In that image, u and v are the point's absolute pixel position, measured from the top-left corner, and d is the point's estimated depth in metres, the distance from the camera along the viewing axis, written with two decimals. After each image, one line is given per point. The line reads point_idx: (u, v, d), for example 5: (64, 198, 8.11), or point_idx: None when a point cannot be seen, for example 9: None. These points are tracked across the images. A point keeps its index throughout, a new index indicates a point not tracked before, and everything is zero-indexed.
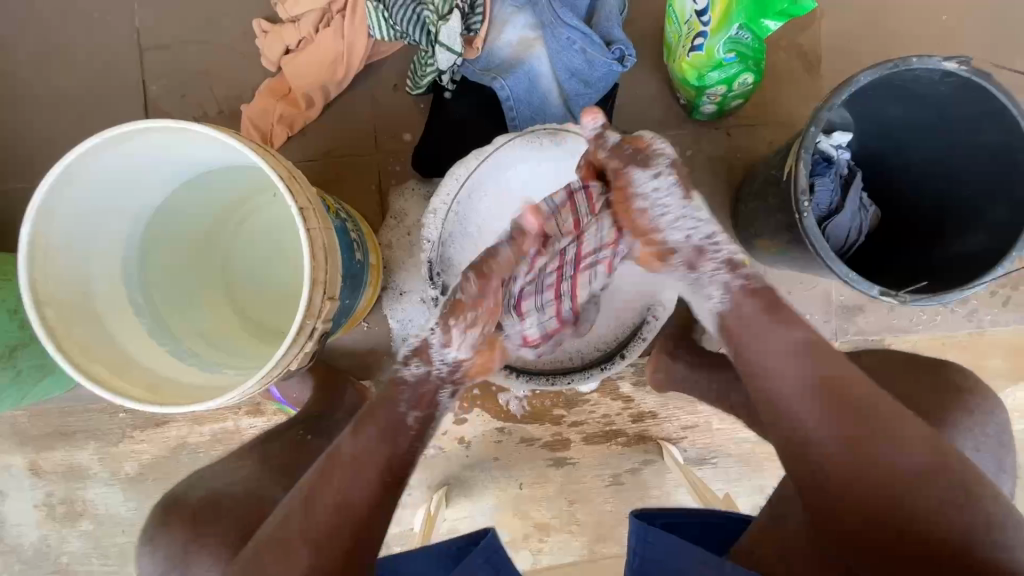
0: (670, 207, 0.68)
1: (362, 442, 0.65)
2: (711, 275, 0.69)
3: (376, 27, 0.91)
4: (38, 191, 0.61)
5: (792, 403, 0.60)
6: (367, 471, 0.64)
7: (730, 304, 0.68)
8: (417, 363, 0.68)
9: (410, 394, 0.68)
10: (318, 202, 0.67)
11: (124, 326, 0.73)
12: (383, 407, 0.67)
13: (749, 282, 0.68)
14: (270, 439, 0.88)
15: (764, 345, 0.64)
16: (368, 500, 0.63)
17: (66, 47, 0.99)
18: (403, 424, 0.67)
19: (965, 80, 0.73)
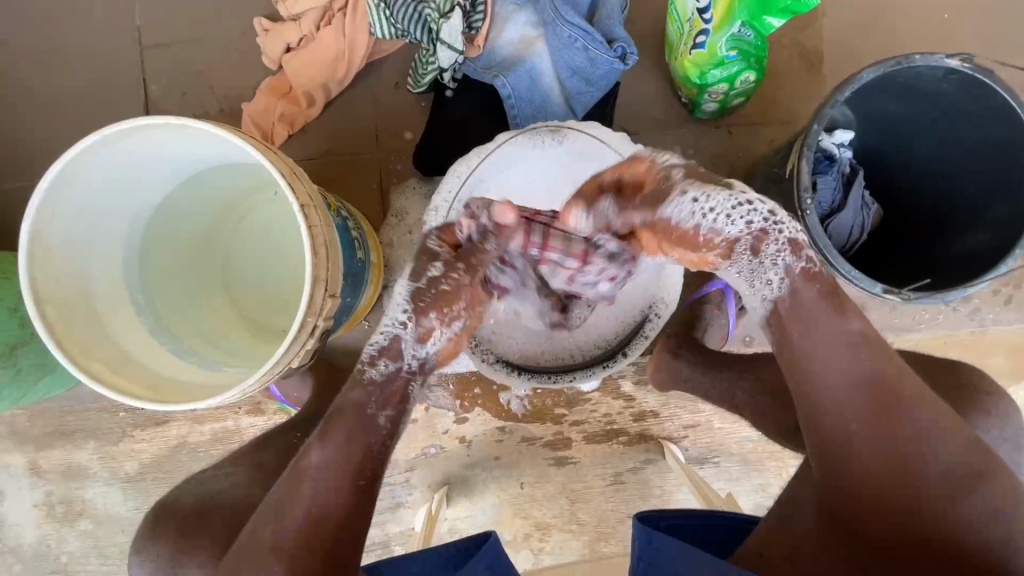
0: (719, 210, 0.65)
1: (331, 446, 0.65)
2: (775, 258, 0.65)
3: (376, 25, 0.90)
4: (37, 190, 0.61)
5: (841, 395, 0.61)
6: (333, 475, 0.64)
7: (789, 290, 0.65)
8: (384, 363, 0.67)
9: (378, 393, 0.67)
10: (319, 199, 0.66)
11: (124, 325, 0.72)
12: (352, 409, 0.66)
13: (811, 265, 0.65)
14: (271, 439, 0.88)
15: (813, 342, 0.63)
16: (341, 504, 0.64)
17: (66, 46, 0.99)
18: (372, 425, 0.66)
19: (967, 77, 0.73)
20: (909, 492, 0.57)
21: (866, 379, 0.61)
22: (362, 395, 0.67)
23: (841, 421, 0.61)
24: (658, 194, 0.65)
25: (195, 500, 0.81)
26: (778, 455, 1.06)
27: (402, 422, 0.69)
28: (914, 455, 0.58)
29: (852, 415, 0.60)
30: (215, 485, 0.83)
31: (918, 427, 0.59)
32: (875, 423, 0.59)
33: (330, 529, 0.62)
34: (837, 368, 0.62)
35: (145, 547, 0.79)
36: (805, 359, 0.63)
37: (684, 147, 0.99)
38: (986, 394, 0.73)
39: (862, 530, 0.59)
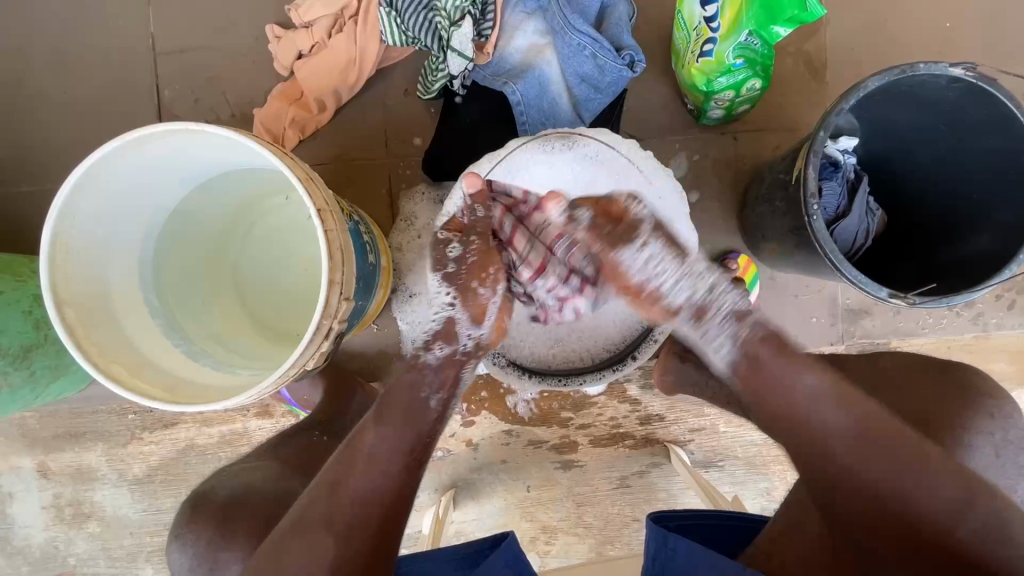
0: (671, 273, 0.74)
1: (387, 430, 0.68)
2: (718, 327, 0.72)
3: (387, 34, 0.93)
4: (59, 193, 0.62)
5: (818, 432, 0.63)
6: (385, 457, 0.66)
7: (742, 354, 0.71)
8: (440, 346, 0.75)
9: (433, 377, 0.73)
10: (334, 204, 0.67)
11: (141, 327, 0.73)
12: (404, 393, 0.71)
13: (757, 331, 0.71)
14: (288, 438, 0.90)
15: (774, 391, 0.67)
16: (390, 487, 0.65)
17: (81, 52, 1.00)
18: (424, 406, 0.71)
19: (972, 85, 0.74)
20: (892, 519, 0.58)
21: (847, 424, 0.62)
22: (416, 375, 0.73)
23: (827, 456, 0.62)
24: (625, 235, 0.75)
25: (226, 493, 0.80)
26: (783, 459, 1.07)
27: (452, 403, 0.74)
28: (901, 489, 0.58)
29: (833, 449, 0.62)
30: (243, 478, 0.82)
31: (898, 466, 0.59)
32: (854, 458, 0.61)
33: (377, 513, 0.63)
34: (814, 415, 0.64)
35: (183, 534, 0.77)
36: (773, 403, 0.67)
37: (689, 153, 1.01)
38: (992, 398, 0.73)
39: (851, 534, 0.61)
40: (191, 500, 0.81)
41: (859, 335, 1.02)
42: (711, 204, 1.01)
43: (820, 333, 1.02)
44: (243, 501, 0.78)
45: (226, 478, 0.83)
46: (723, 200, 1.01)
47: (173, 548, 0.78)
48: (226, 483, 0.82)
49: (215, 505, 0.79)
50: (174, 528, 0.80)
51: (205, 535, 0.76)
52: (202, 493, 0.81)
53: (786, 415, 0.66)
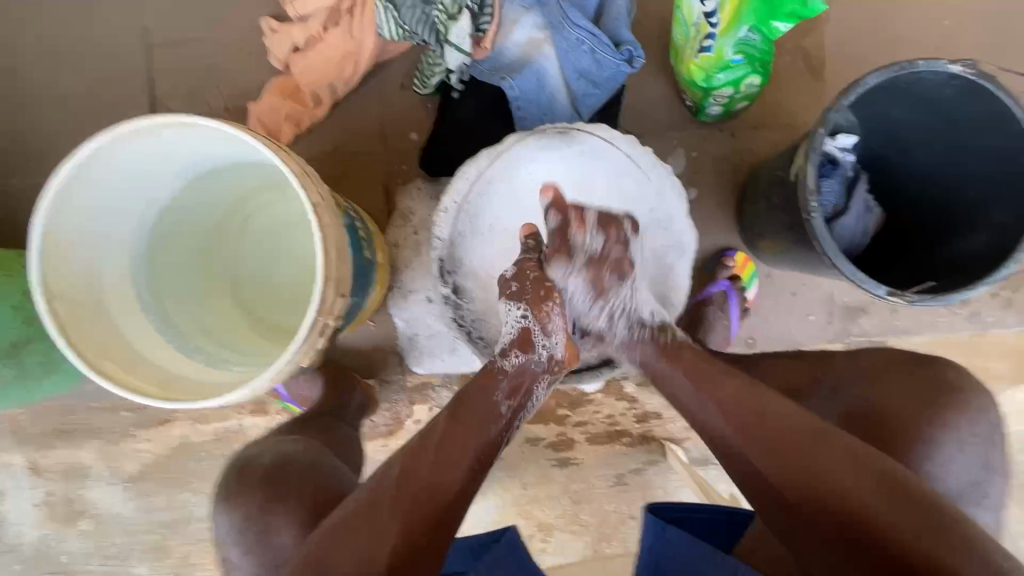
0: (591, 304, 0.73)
1: (458, 425, 0.65)
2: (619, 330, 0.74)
3: (384, 27, 0.90)
4: (49, 186, 0.61)
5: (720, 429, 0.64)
6: (461, 449, 0.63)
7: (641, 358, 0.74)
8: (515, 353, 0.70)
9: (507, 382, 0.69)
10: (330, 198, 0.67)
11: (133, 322, 0.72)
12: (479, 395, 0.68)
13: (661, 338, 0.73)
14: (305, 422, 0.85)
15: (677, 398, 0.70)
16: (454, 482, 0.61)
17: (74, 44, 0.99)
18: (496, 411, 0.67)
19: (971, 83, 0.73)
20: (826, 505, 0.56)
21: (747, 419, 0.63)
22: (490, 377, 0.69)
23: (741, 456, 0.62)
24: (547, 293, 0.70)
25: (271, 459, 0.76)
26: None
27: (520, 413, 0.69)
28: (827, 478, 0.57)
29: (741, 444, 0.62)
30: (286, 446, 0.79)
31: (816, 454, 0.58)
32: (764, 452, 0.60)
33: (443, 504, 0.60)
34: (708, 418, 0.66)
35: (228, 500, 0.74)
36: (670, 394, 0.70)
37: (688, 150, 1.00)
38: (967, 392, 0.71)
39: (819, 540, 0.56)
40: (235, 467, 0.77)
41: (855, 333, 1.02)
42: (709, 201, 1.01)
43: (816, 331, 1.02)
44: (287, 467, 0.74)
45: (263, 448, 0.79)
46: (721, 197, 1.01)
47: (218, 510, 0.74)
48: (268, 450, 0.78)
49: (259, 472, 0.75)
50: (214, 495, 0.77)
51: (255, 502, 0.72)
52: (247, 459, 0.78)
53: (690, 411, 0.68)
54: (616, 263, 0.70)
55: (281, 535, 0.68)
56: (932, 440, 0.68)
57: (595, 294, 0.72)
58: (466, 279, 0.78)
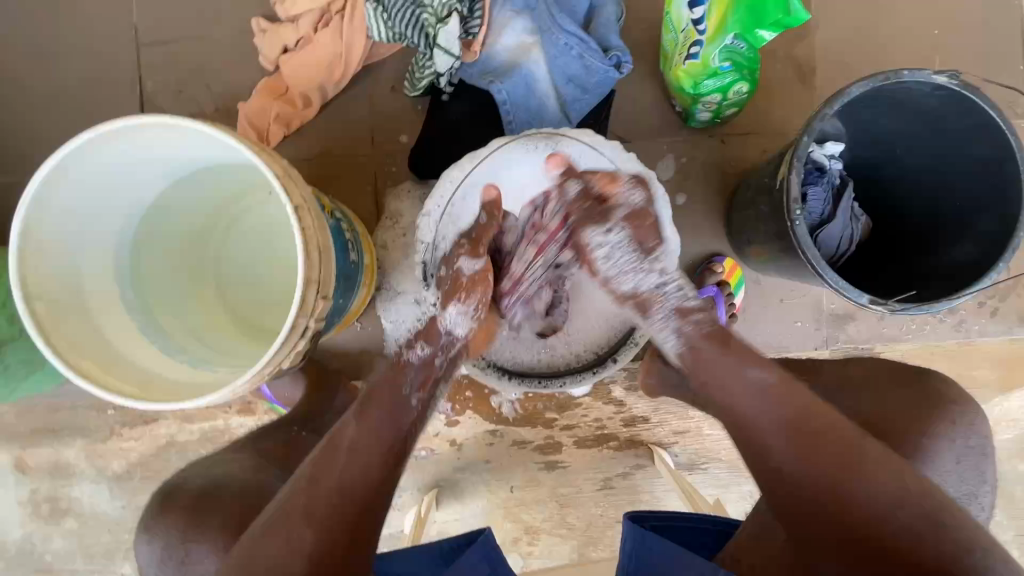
0: (617, 265, 0.75)
1: (368, 425, 0.67)
2: (660, 318, 0.75)
3: (374, 29, 0.91)
4: (29, 187, 0.61)
5: (751, 430, 0.66)
6: (370, 450, 0.66)
7: (685, 347, 0.74)
8: (421, 345, 0.73)
9: (415, 375, 0.72)
10: (313, 202, 0.67)
11: (115, 322, 0.72)
12: (388, 388, 0.71)
13: (701, 327, 0.74)
14: (264, 435, 0.88)
15: (706, 380, 0.71)
16: (367, 477, 0.64)
17: (64, 42, 0.99)
18: (406, 405, 0.70)
19: (956, 93, 0.74)
20: (833, 493, 0.59)
21: (772, 416, 0.65)
22: (398, 375, 0.72)
23: (765, 452, 0.65)
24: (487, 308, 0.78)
25: (198, 489, 0.77)
26: None
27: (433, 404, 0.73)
28: (835, 465, 0.60)
29: (770, 442, 0.65)
30: (219, 469, 0.81)
31: (822, 447, 0.61)
32: (782, 439, 0.64)
33: (356, 499, 0.62)
34: (736, 398, 0.68)
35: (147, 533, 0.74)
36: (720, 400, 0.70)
37: (677, 155, 1.00)
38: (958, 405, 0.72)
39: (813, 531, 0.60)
40: (161, 494, 0.78)
41: (842, 340, 1.02)
42: (698, 207, 1.01)
43: (804, 338, 1.02)
44: (218, 495, 0.75)
45: (202, 470, 0.81)
46: (710, 203, 1.01)
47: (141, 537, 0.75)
48: (198, 474, 0.80)
49: (188, 496, 0.76)
50: (141, 521, 0.77)
51: (176, 528, 0.73)
52: (172, 486, 0.79)
53: (724, 402, 0.69)
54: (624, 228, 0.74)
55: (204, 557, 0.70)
56: (931, 452, 0.69)
57: (633, 254, 0.74)
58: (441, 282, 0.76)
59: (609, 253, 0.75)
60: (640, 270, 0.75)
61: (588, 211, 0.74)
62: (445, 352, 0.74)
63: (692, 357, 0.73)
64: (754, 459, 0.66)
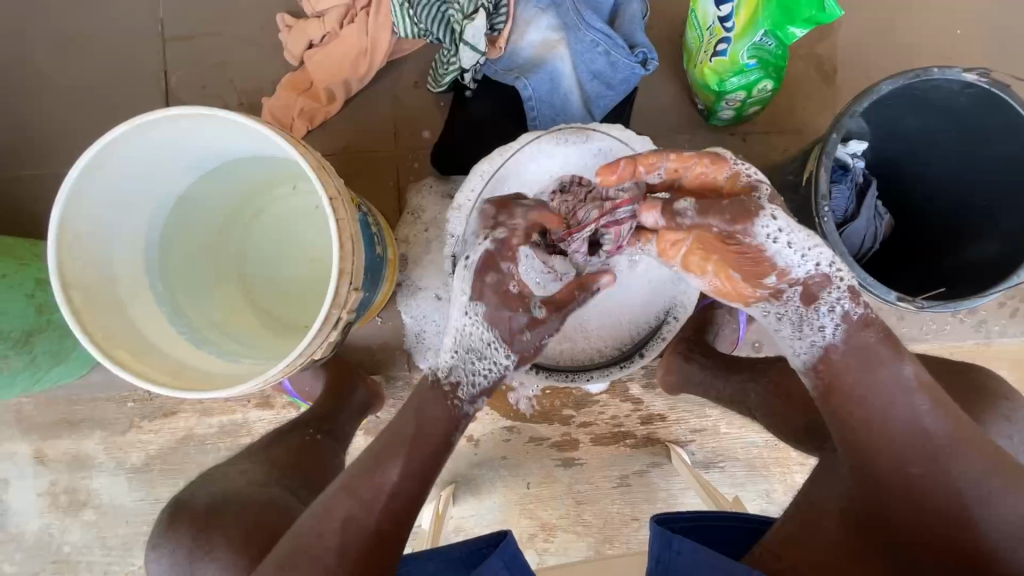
0: (796, 246, 0.62)
1: (411, 461, 0.66)
2: (833, 305, 0.64)
3: (400, 25, 0.92)
4: (70, 173, 0.61)
5: (890, 439, 0.60)
6: (405, 489, 0.65)
7: (844, 336, 0.64)
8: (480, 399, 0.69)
9: (460, 421, 0.69)
10: (346, 193, 0.67)
11: (146, 313, 0.73)
12: (434, 423, 0.67)
13: (868, 312, 0.64)
14: (283, 435, 0.88)
15: (863, 383, 0.62)
16: (401, 511, 0.64)
17: (90, 36, 0.99)
18: (448, 443, 0.68)
19: (984, 91, 0.74)
20: (952, 520, 0.57)
21: (922, 430, 0.59)
22: (453, 418, 0.68)
23: (898, 460, 0.60)
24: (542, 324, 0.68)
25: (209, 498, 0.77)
26: (783, 462, 1.07)
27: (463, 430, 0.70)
28: (974, 493, 0.57)
29: (910, 457, 0.59)
30: (230, 481, 0.80)
31: (965, 473, 0.58)
32: (923, 451, 0.59)
33: (384, 525, 0.63)
34: (894, 407, 0.60)
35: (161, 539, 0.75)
36: (861, 402, 0.62)
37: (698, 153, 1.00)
38: (985, 405, 0.72)
39: (894, 542, 0.60)
40: (172, 505, 0.78)
41: None
42: None
43: None
44: (225, 512, 0.75)
45: (207, 483, 0.80)
46: None
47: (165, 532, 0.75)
48: (205, 490, 0.79)
49: (196, 513, 0.75)
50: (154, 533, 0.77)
51: (184, 543, 0.73)
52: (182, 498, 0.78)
53: (868, 406, 0.62)
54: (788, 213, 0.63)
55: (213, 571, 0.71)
56: None
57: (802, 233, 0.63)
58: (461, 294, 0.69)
59: (784, 245, 0.62)
60: (814, 252, 0.63)
61: (739, 207, 0.61)
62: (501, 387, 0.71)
63: (844, 348, 0.64)
64: (880, 464, 0.61)
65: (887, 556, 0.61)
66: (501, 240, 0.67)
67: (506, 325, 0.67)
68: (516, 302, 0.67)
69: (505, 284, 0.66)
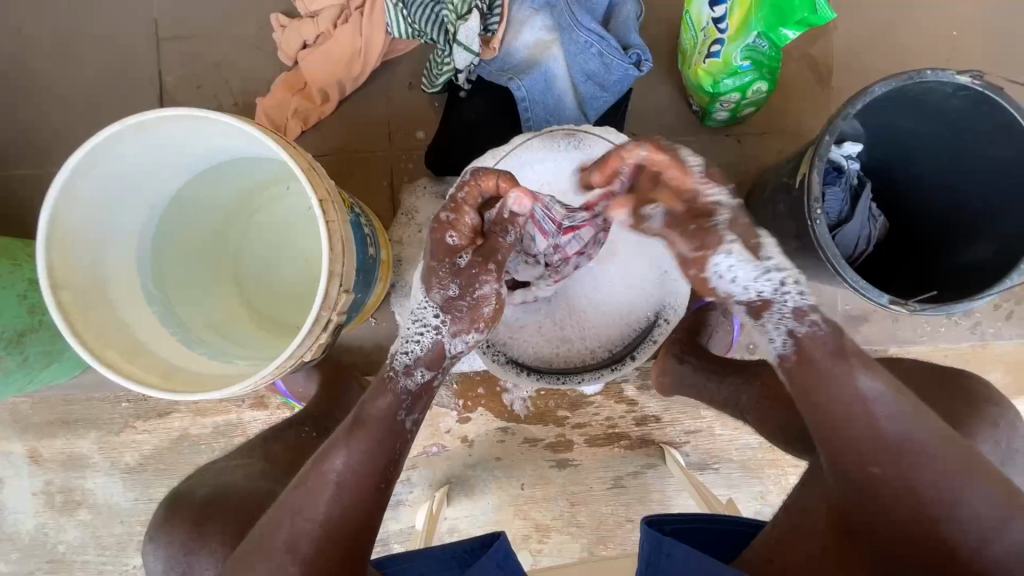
0: (743, 276, 0.68)
1: (359, 453, 0.65)
2: (775, 325, 0.67)
3: (393, 25, 0.91)
4: (57, 177, 0.61)
5: (856, 439, 0.61)
6: (357, 479, 0.64)
7: (792, 351, 0.65)
8: (420, 372, 0.68)
9: (409, 401, 0.68)
10: (336, 194, 0.67)
11: (139, 315, 0.73)
12: (378, 414, 0.67)
13: (815, 329, 0.65)
14: (280, 432, 0.89)
15: (824, 391, 0.63)
16: (361, 503, 0.64)
17: (84, 36, 0.99)
18: (400, 429, 0.67)
19: (978, 94, 0.73)
20: (923, 523, 0.57)
21: (883, 436, 0.60)
22: (395, 396, 0.67)
23: (859, 462, 0.61)
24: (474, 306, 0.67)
25: (209, 491, 0.80)
26: (777, 463, 1.07)
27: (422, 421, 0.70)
28: (940, 497, 0.58)
29: (872, 459, 0.60)
30: (226, 477, 0.82)
31: (932, 475, 0.58)
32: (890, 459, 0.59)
33: (333, 519, 0.63)
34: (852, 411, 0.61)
35: (165, 532, 0.77)
36: (820, 404, 0.63)
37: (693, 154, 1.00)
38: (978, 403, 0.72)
39: (871, 542, 0.60)
40: (169, 500, 0.80)
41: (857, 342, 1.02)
42: None
43: None
44: (218, 502, 0.77)
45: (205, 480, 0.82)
46: None
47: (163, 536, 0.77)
48: (205, 482, 0.81)
49: (192, 508, 0.78)
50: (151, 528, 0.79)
51: (179, 538, 0.75)
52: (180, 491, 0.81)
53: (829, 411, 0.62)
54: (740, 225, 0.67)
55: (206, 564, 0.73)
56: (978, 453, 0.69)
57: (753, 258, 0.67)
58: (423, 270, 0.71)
59: (732, 270, 0.68)
60: (762, 279, 0.67)
61: (698, 236, 0.67)
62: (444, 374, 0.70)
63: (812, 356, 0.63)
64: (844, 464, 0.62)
65: (865, 554, 0.60)
66: (453, 200, 0.66)
67: (435, 285, 0.67)
68: (447, 254, 0.67)
69: (443, 233, 0.66)
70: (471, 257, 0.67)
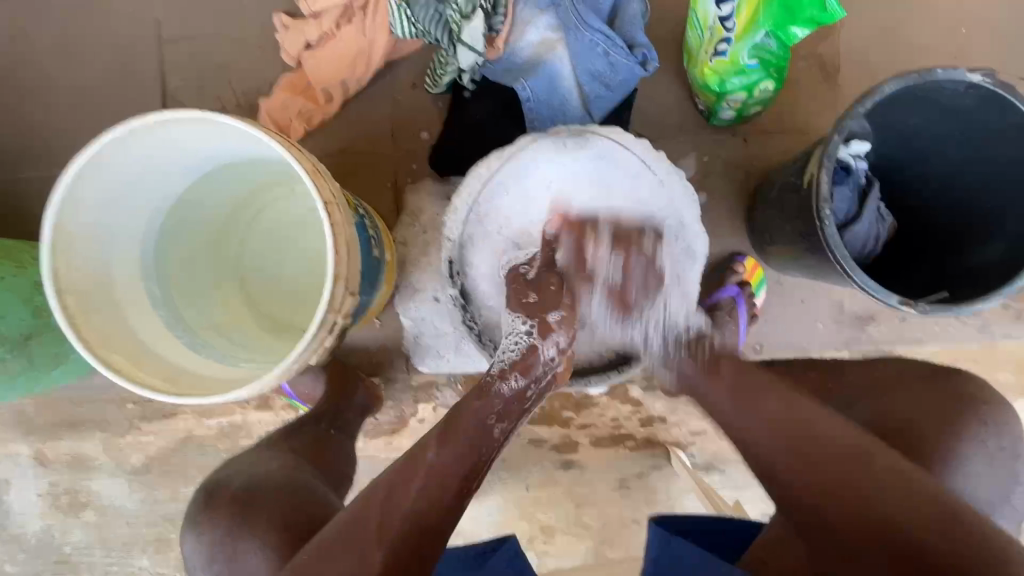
0: (619, 324, 0.80)
1: (446, 451, 0.65)
2: (652, 339, 0.81)
3: (397, 26, 0.89)
4: (61, 181, 0.61)
5: (757, 437, 0.70)
6: (442, 479, 0.63)
7: (675, 371, 0.82)
8: (514, 377, 0.70)
9: (500, 406, 0.69)
10: (342, 197, 0.67)
11: (143, 318, 0.72)
12: (469, 415, 0.68)
13: (693, 350, 0.81)
14: (294, 432, 0.86)
15: (708, 399, 0.77)
16: (439, 507, 0.62)
17: (87, 37, 0.99)
18: (490, 434, 0.67)
19: (989, 92, 0.73)
20: (851, 510, 0.60)
21: (780, 429, 0.68)
22: (484, 390, 0.70)
23: (765, 461, 0.68)
24: (547, 324, 0.72)
25: (242, 480, 0.75)
26: None
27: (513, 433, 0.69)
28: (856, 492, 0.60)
29: (782, 465, 0.66)
30: (260, 468, 0.77)
31: (839, 463, 0.63)
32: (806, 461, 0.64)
33: (418, 514, 0.61)
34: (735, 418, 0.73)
35: (200, 521, 0.72)
36: (712, 396, 0.77)
37: (699, 154, 1.00)
38: (994, 406, 0.70)
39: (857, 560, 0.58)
40: (206, 488, 0.75)
41: (863, 342, 1.01)
42: (718, 205, 1.00)
43: (826, 339, 1.01)
44: (262, 492, 0.72)
45: (237, 471, 0.77)
46: (732, 203, 1.00)
47: (190, 533, 0.72)
48: (242, 472, 0.76)
49: (230, 493, 0.73)
50: (187, 515, 0.75)
51: (209, 536, 0.71)
52: (216, 482, 0.76)
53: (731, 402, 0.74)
54: (640, 279, 0.76)
55: (251, 557, 0.68)
56: (993, 455, 0.68)
57: (620, 311, 0.78)
58: (473, 281, 0.80)
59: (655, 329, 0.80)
60: (646, 326, 0.80)
61: (580, 274, 0.76)
62: (537, 385, 0.72)
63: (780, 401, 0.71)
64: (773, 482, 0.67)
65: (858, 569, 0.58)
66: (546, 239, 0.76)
67: (514, 296, 0.74)
68: (518, 275, 0.76)
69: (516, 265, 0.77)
70: (540, 270, 0.75)
